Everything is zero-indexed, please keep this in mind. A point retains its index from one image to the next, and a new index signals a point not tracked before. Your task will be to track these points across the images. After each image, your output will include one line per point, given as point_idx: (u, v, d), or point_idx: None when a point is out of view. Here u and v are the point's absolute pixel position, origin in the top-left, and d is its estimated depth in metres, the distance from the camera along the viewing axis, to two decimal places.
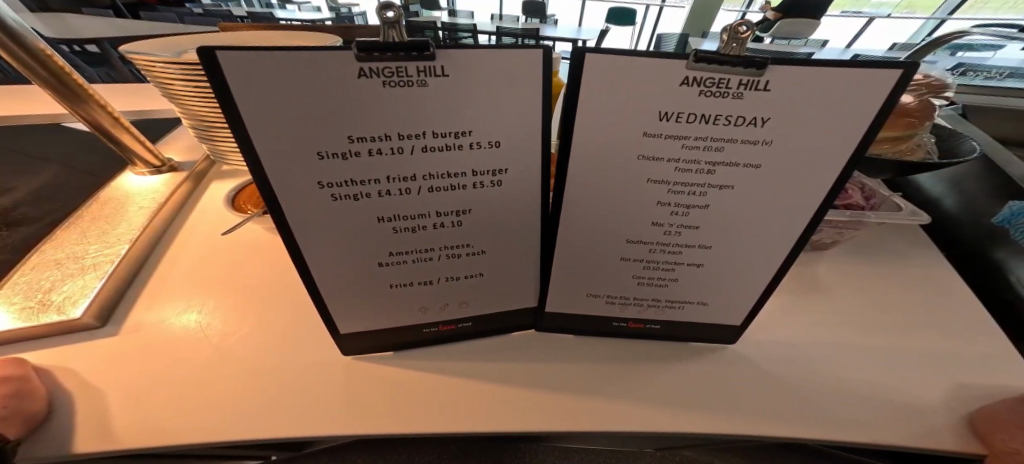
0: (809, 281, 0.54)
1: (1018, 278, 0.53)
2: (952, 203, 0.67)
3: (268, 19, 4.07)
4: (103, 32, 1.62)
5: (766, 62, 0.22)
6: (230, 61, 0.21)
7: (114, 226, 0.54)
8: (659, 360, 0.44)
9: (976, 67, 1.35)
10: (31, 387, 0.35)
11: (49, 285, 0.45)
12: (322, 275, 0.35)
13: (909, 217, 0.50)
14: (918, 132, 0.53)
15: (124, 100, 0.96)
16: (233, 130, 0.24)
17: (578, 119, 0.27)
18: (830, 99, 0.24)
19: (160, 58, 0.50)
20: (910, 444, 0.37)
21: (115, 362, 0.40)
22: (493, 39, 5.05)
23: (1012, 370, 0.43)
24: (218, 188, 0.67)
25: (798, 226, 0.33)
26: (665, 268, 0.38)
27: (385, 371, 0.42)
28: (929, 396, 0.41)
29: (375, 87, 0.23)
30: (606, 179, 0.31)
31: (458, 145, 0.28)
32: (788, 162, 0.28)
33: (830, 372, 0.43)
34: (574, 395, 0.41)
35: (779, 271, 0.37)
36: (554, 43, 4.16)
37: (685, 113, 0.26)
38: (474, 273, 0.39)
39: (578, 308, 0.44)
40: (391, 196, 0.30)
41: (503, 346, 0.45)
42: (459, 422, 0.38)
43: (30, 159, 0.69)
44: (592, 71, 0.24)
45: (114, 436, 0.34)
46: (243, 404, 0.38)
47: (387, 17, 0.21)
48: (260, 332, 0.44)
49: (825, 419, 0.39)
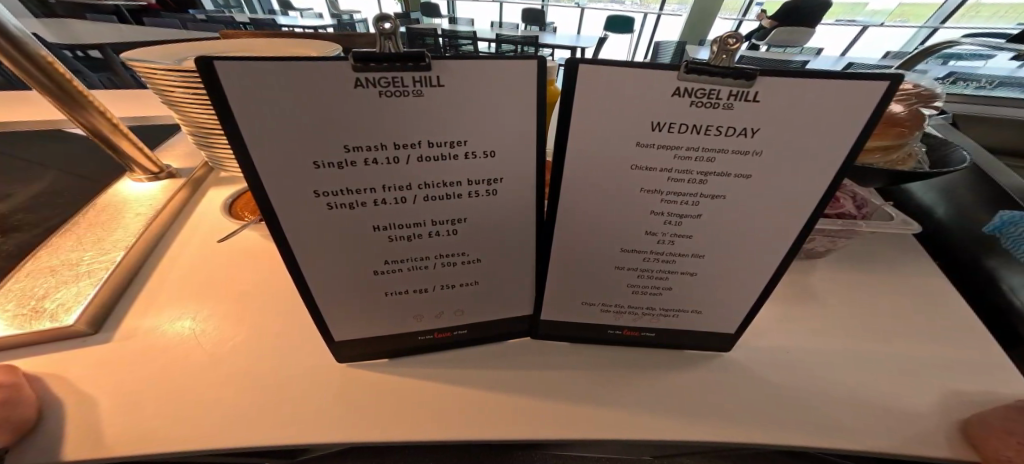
0: (805, 289, 0.54)
1: (1011, 287, 0.53)
2: (944, 211, 0.67)
3: (270, 27, 4.12)
4: (107, 39, 1.63)
5: (755, 74, 0.23)
6: (229, 71, 0.21)
7: (110, 233, 0.53)
8: (655, 368, 0.44)
9: (966, 77, 1.38)
10: (22, 395, 0.34)
11: (43, 292, 0.44)
12: (317, 283, 0.35)
13: (901, 226, 0.51)
14: (909, 142, 0.53)
15: (124, 106, 0.96)
16: (230, 140, 0.24)
17: (572, 130, 0.27)
18: (816, 111, 0.25)
19: (161, 66, 0.50)
20: (906, 453, 0.37)
21: (106, 368, 0.40)
22: (493, 47, 5.11)
23: (1006, 378, 0.43)
24: (216, 195, 0.68)
25: (790, 235, 0.33)
26: (660, 277, 0.38)
27: (377, 378, 0.42)
28: (924, 403, 0.41)
29: (371, 97, 0.24)
30: (601, 189, 0.31)
31: (453, 155, 0.28)
32: (779, 172, 0.28)
33: (826, 380, 0.43)
34: (569, 402, 0.40)
35: (772, 279, 0.37)
36: (553, 50, 4.21)
37: (676, 123, 0.26)
38: (468, 281, 0.39)
39: (574, 316, 0.44)
40: (386, 205, 0.30)
41: (499, 354, 0.45)
42: (449, 428, 0.38)
43: (29, 165, 0.69)
44: (586, 81, 0.24)
45: (103, 442, 0.34)
46: (236, 411, 0.38)
47: (383, 28, 0.21)
48: (254, 339, 0.44)
49: (820, 427, 0.39)
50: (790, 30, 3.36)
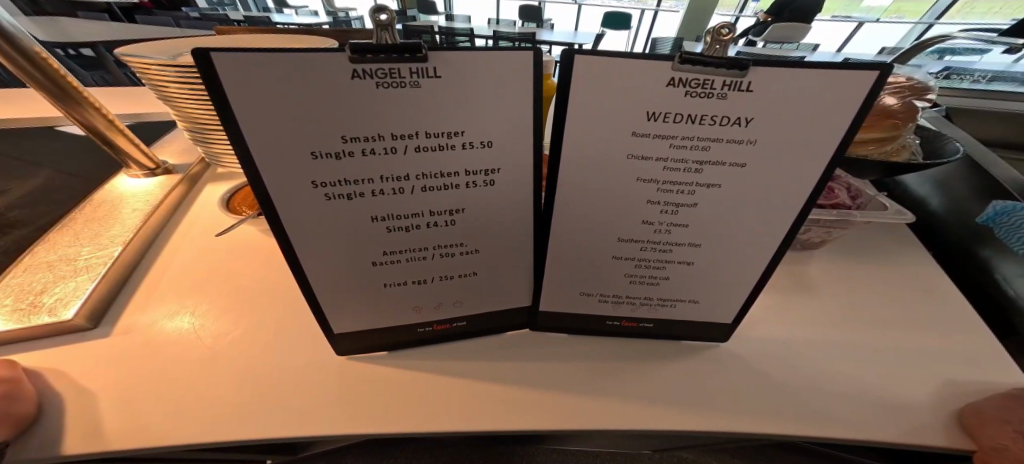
0: (800, 279, 0.55)
1: (1004, 277, 0.54)
2: (939, 203, 0.68)
3: (265, 24, 4.08)
4: (101, 36, 1.62)
5: (748, 63, 0.23)
6: (224, 62, 0.21)
7: (107, 228, 0.53)
8: (652, 359, 0.45)
9: (960, 70, 1.39)
10: (21, 389, 0.34)
11: (41, 287, 0.44)
12: (316, 275, 0.35)
13: (895, 216, 0.51)
14: (902, 134, 0.54)
15: (119, 103, 0.96)
16: (227, 132, 0.24)
17: (569, 120, 0.27)
18: (809, 100, 0.25)
19: (155, 61, 0.50)
20: (899, 442, 0.38)
21: (106, 364, 0.40)
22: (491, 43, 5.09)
23: (998, 367, 0.44)
24: (212, 191, 0.67)
25: (785, 224, 0.33)
26: (657, 267, 0.39)
27: (376, 370, 0.42)
28: (918, 393, 0.41)
29: (368, 89, 0.24)
30: (599, 180, 0.31)
31: (450, 145, 0.28)
32: (774, 162, 0.29)
33: (821, 371, 0.43)
34: (567, 393, 0.41)
35: (767, 268, 0.37)
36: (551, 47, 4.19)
37: (672, 113, 0.27)
38: (468, 272, 0.39)
39: (572, 307, 0.44)
40: (384, 196, 0.31)
41: (498, 346, 0.46)
42: (450, 420, 0.38)
43: (23, 163, 0.68)
44: (582, 73, 0.25)
45: (102, 437, 0.34)
46: (235, 405, 0.38)
47: (380, 20, 0.22)
48: (254, 334, 0.44)
49: (814, 416, 0.39)
50: (788, 25, 3.35)
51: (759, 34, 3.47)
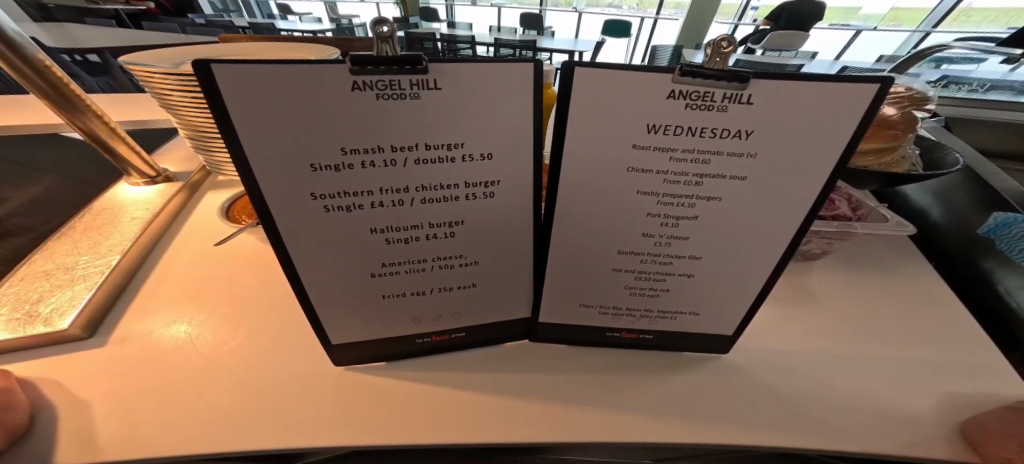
0: (801, 290, 0.55)
1: (1007, 288, 0.53)
2: (938, 213, 0.68)
3: (268, 31, 4.12)
4: (106, 43, 1.64)
5: (748, 76, 0.23)
6: (225, 74, 0.21)
7: (106, 237, 0.53)
8: (653, 370, 0.44)
9: (958, 79, 1.39)
10: (14, 399, 0.34)
11: (38, 296, 0.44)
12: (314, 286, 0.35)
13: (896, 228, 0.51)
14: (902, 145, 0.54)
15: (122, 110, 0.96)
16: (227, 143, 0.24)
17: (568, 133, 0.27)
18: (808, 113, 0.25)
19: (158, 69, 0.50)
20: (904, 455, 0.37)
21: (101, 372, 0.39)
22: (492, 51, 5.14)
23: (1003, 379, 0.43)
24: (213, 199, 0.67)
25: (785, 237, 0.33)
26: (657, 279, 0.38)
27: (373, 382, 0.42)
28: (922, 405, 0.41)
29: (368, 100, 0.24)
30: (598, 192, 0.31)
31: (450, 157, 0.28)
32: (773, 174, 0.29)
33: (823, 383, 0.43)
34: (567, 405, 0.40)
35: (768, 280, 0.37)
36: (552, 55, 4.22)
37: (672, 126, 0.27)
38: (467, 283, 0.39)
39: (572, 319, 0.44)
40: (384, 208, 0.30)
41: (498, 357, 0.45)
42: (448, 434, 0.37)
43: (25, 170, 0.69)
44: (582, 85, 0.25)
45: (96, 447, 0.34)
46: (231, 414, 0.37)
47: (381, 32, 0.22)
48: (251, 343, 0.44)
49: (817, 429, 0.39)
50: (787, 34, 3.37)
51: (759, 42, 3.48)
